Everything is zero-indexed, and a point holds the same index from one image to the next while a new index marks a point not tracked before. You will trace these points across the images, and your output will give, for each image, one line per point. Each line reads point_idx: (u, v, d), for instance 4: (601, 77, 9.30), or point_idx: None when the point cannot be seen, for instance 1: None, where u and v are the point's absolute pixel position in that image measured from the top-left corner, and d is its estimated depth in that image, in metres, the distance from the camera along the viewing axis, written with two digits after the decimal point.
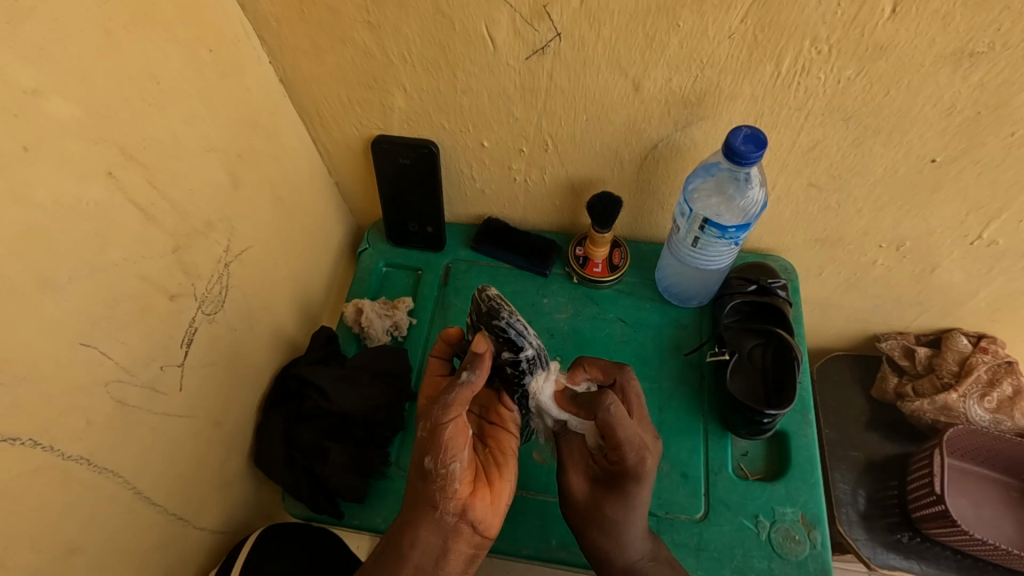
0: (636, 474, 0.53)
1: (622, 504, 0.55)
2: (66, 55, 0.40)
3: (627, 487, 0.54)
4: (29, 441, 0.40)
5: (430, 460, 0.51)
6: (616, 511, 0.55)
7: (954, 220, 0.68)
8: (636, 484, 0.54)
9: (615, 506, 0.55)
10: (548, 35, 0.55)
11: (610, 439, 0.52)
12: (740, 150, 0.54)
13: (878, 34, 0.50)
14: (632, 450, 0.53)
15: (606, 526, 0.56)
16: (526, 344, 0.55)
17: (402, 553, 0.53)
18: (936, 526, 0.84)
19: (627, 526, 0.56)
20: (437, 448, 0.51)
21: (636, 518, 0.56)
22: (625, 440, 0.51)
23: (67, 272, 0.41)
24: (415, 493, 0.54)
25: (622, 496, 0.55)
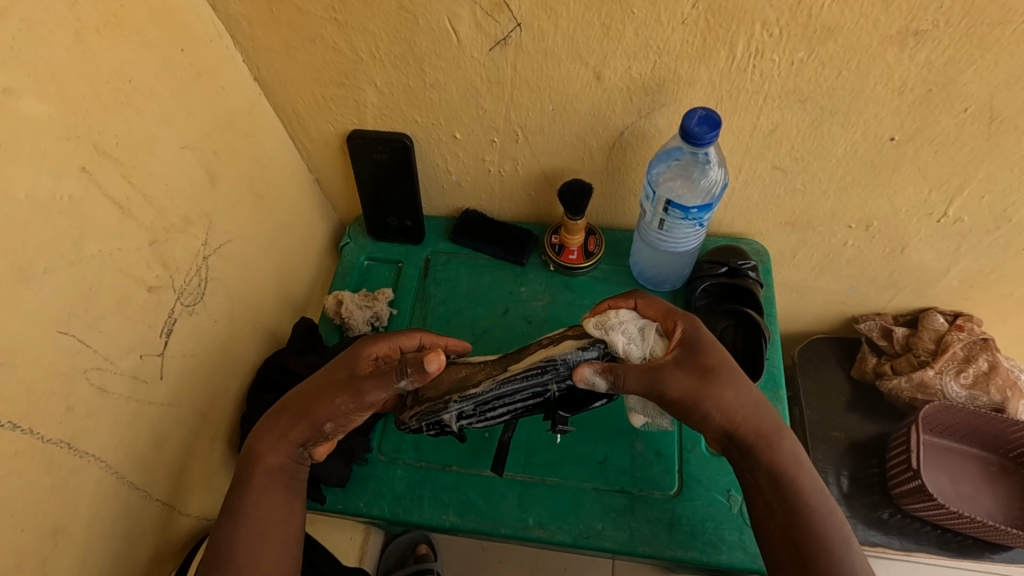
0: (706, 334, 0.57)
1: (721, 362, 0.55)
2: (35, 56, 0.42)
3: (705, 339, 0.56)
4: (9, 424, 0.42)
5: (328, 406, 0.56)
6: (717, 362, 0.55)
7: (917, 199, 0.69)
8: (712, 340, 0.56)
9: (707, 356, 0.55)
10: (508, 26, 0.57)
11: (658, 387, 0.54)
12: (695, 132, 0.56)
13: (825, 16, 0.52)
14: (687, 319, 0.57)
15: (719, 382, 0.54)
16: (412, 422, 0.60)
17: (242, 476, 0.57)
18: (914, 501, 0.86)
19: (739, 381, 0.56)
20: (338, 388, 0.56)
21: (733, 368, 0.56)
22: (670, 308, 0.58)
23: (43, 264, 0.43)
24: (285, 420, 0.57)
25: (712, 349, 0.56)
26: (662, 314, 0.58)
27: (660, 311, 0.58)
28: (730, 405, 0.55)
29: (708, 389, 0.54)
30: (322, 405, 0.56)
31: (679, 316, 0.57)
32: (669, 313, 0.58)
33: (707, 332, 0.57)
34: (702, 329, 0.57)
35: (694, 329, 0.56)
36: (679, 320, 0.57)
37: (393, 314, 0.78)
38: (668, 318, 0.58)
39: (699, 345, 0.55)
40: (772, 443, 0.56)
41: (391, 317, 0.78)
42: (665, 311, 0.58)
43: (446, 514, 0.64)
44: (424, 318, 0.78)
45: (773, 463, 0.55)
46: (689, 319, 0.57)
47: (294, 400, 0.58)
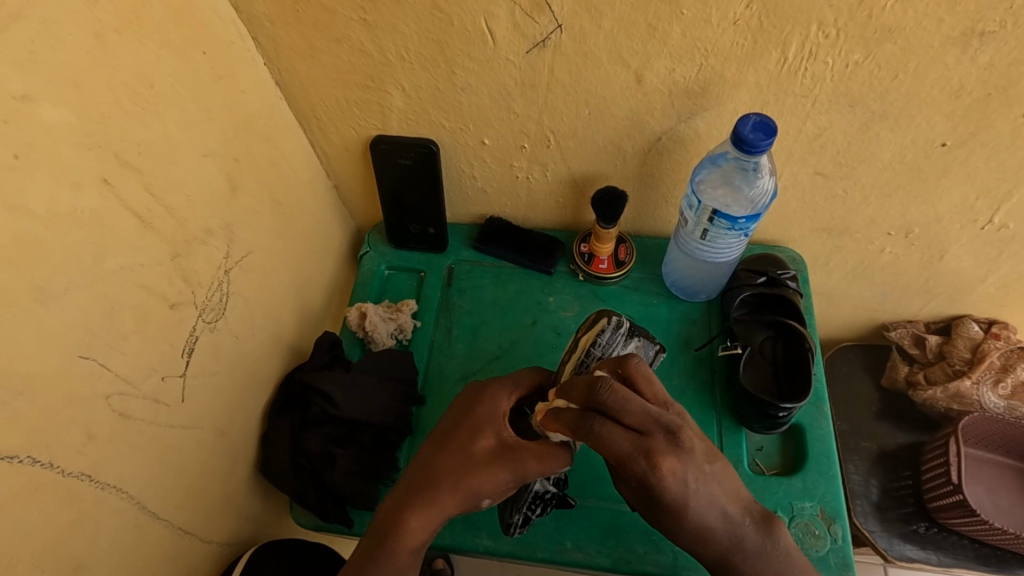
0: (676, 482, 0.45)
1: (673, 515, 0.46)
2: (56, 59, 0.39)
3: (669, 501, 0.45)
4: (28, 458, 0.39)
5: (490, 479, 0.49)
6: (683, 522, 0.47)
7: (963, 205, 0.67)
8: (671, 494, 0.45)
9: (670, 513, 0.46)
10: (548, 27, 0.54)
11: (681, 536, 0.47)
12: (750, 139, 0.53)
13: (885, 16, 0.49)
14: (643, 462, 0.44)
15: (678, 525, 0.47)
16: (516, 514, 0.59)
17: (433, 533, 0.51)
18: (953, 515, 0.84)
19: (706, 516, 0.47)
20: (479, 459, 0.50)
21: (707, 514, 0.47)
22: (626, 454, 0.44)
23: (64, 282, 0.40)
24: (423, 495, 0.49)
25: (671, 506, 0.46)
26: (570, 430, 0.47)
27: (568, 428, 0.47)
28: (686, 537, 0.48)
29: (653, 519, 0.48)
30: (485, 479, 0.49)
31: (637, 464, 0.44)
32: (634, 455, 0.44)
33: (678, 478, 0.45)
34: (673, 483, 0.45)
35: (659, 481, 0.44)
36: (652, 460, 0.44)
37: (416, 326, 0.75)
38: (570, 433, 0.47)
39: (658, 506, 0.46)
40: (729, 565, 0.48)
41: (414, 329, 0.75)
42: (594, 443, 0.45)
43: (480, 537, 0.61)
44: (449, 330, 0.75)
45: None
46: (657, 469, 0.44)
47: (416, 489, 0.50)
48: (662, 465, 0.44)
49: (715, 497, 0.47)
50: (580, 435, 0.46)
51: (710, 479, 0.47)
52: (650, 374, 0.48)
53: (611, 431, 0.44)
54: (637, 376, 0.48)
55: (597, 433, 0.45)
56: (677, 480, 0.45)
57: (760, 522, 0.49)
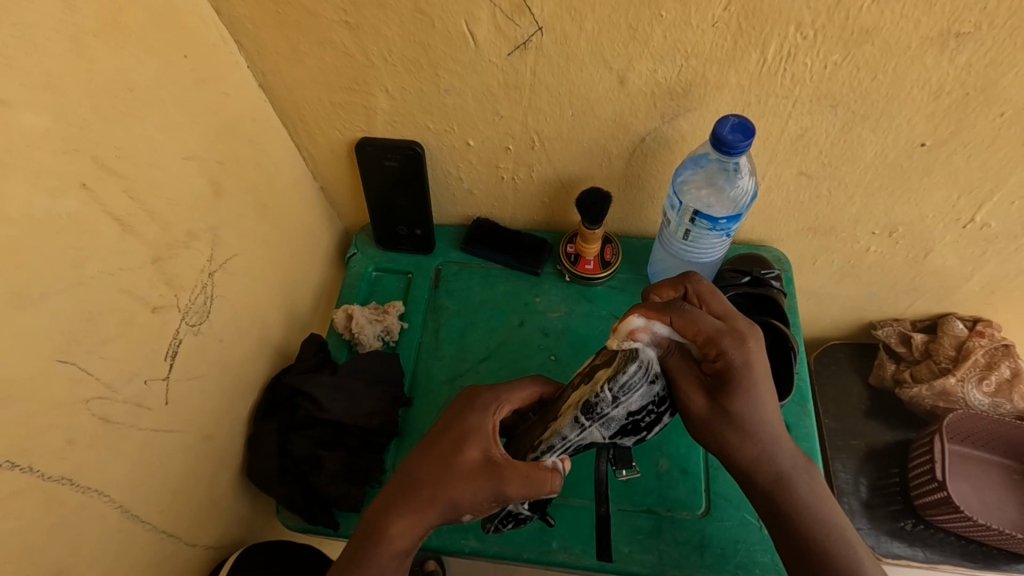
0: (746, 363, 0.47)
1: (750, 396, 0.48)
2: (31, 64, 0.39)
3: (746, 378, 0.47)
4: (6, 463, 0.39)
5: (471, 495, 0.47)
6: (745, 409, 0.48)
7: (946, 204, 0.67)
8: (758, 373, 0.48)
9: (743, 405, 0.48)
10: (529, 29, 0.54)
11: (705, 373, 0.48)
12: (728, 140, 0.53)
13: (863, 18, 0.49)
14: (733, 342, 0.47)
15: (748, 431, 0.49)
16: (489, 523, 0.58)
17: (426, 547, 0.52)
18: (939, 512, 0.84)
19: (761, 424, 0.49)
20: (461, 471, 0.48)
21: (768, 429, 0.49)
22: (715, 329, 0.47)
23: (43, 288, 0.40)
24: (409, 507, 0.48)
25: (744, 392, 0.48)
26: (658, 309, 0.48)
27: (655, 309, 0.48)
28: (743, 450, 0.50)
29: (727, 428, 0.49)
30: (466, 495, 0.48)
31: (726, 342, 0.47)
32: (713, 336, 0.47)
33: (763, 358, 0.48)
34: (759, 368, 0.48)
35: (740, 368, 0.47)
36: (738, 339, 0.47)
37: (404, 328, 0.75)
38: (658, 314, 0.47)
39: (734, 383, 0.47)
40: (792, 484, 0.50)
41: (401, 331, 0.75)
42: (682, 322, 0.47)
43: (467, 538, 0.62)
44: (437, 332, 0.75)
45: (789, 506, 0.50)
46: (744, 345, 0.47)
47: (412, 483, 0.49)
48: (750, 341, 0.48)
49: (772, 406, 0.49)
50: (671, 313, 0.47)
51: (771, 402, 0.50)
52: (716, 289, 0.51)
53: (699, 312, 0.47)
54: (705, 288, 0.51)
55: (687, 312, 0.47)
56: (762, 361, 0.48)
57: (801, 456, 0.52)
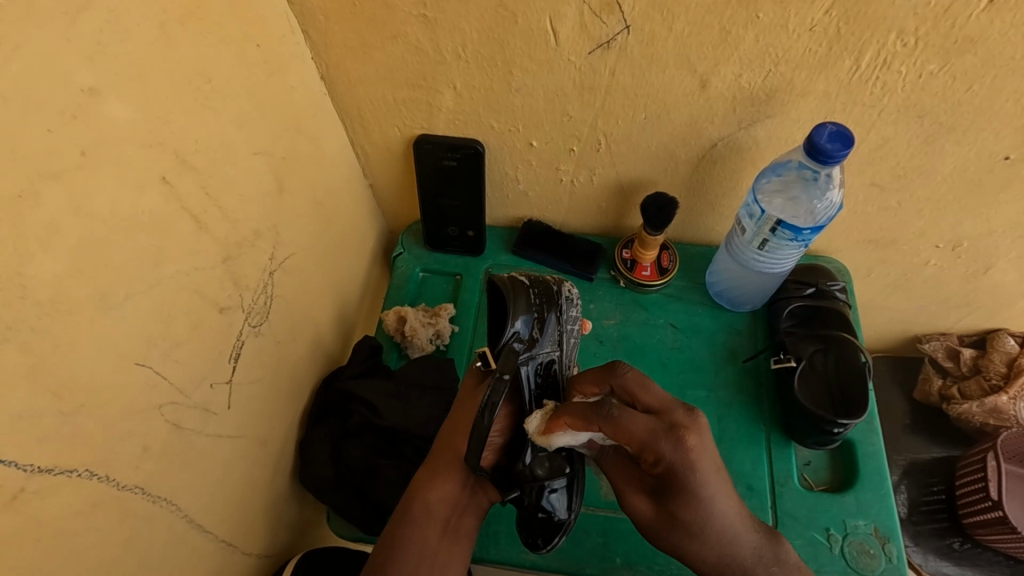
0: (686, 463, 0.47)
1: (695, 507, 0.47)
2: (122, 51, 0.36)
3: (688, 482, 0.46)
4: (86, 472, 0.36)
5: (442, 488, 0.57)
6: (698, 512, 0.47)
7: (1017, 220, 0.65)
8: (698, 473, 0.46)
9: (691, 511, 0.47)
10: (616, 28, 0.52)
11: (632, 442, 0.48)
12: (825, 148, 0.52)
13: (970, 27, 0.48)
14: (665, 442, 0.47)
15: (701, 535, 0.48)
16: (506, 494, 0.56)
17: (423, 514, 0.56)
18: (991, 532, 0.82)
19: (718, 523, 0.48)
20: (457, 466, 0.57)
21: (729, 515, 0.48)
22: (649, 435, 0.47)
23: (125, 288, 0.38)
24: (422, 489, 0.57)
25: (690, 498, 0.47)
26: (582, 423, 0.50)
27: (582, 419, 0.50)
28: (700, 563, 0.49)
29: (677, 533, 0.48)
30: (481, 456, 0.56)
31: (663, 443, 0.47)
32: (649, 443, 0.47)
33: (704, 456, 0.47)
34: (699, 464, 0.47)
35: (681, 467, 0.46)
36: (677, 436, 0.47)
37: (455, 332, 0.74)
38: (586, 424, 0.49)
39: (675, 487, 0.47)
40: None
41: (452, 335, 0.74)
42: (612, 429, 0.48)
43: (526, 552, 0.62)
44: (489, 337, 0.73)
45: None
46: (683, 445, 0.47)
47: (443, 451, 0.58)
48: (688, 439, 0.47)
49: (726, 502, 0.48)
50: (597, 421, 0.49)
51: (726, 484, 0.48)
52: (643, 375, 0.52)
53: (631, 417, 0.48)
54: (631, 381, 0.52)
55: (616, 419, 0.48)
56: (700, 455, 0.47)
57: (766, 534, 0.51)
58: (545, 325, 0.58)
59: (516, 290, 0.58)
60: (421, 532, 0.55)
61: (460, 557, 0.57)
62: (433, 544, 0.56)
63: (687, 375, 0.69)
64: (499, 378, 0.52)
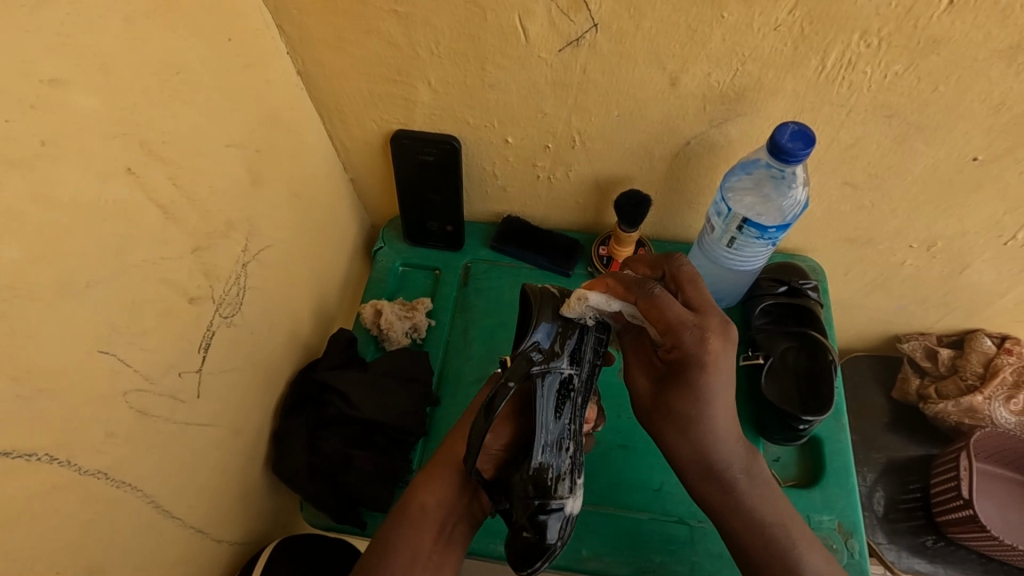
0: (702, 362, 0.50)
1: (692, 400, 0.52)
2: (85, 43, 0.37)
3: (692, 377, 0.51)
4: (48, 457, 0.37)
5: (442, 496, 0.59)
6: (691, 408, 0.52)
7: (989, 220, 0.66)
8: (709, 373, 0.50)
9: (684, 402, 0.52)
10: (585, 25, 0.53)
11: (660, 325, 0.51)
12: (787, 148, 0.52)
13: (933, 28, 0.48)
14: (691, 332, 0.50)
15: (688, 430, 0.53)
16: (499, 503, 0.56)
17: (421, 515, 0.58)
18: (962, 530, 0.83)
19: (716, 424, 0.52)
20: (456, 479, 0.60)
21: (721, 420, 0.52)
22: (677, 320, 0.50)
23: (88, 277, 0.39)
24: (418, 498, 0.59)
25: (690, 391, 0.51)
26: (624, 288, 0.53)
27: (623, 287, 0.53)
28: (693, 459, 0.55)
29: (669, 425, 0.54)
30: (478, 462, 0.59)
31: (687, 334, 0.50)
32: (675, 330, 0.50)
33: (721, 360, 0.50)
34: (714, 367, 0.51)
35: (693, 358, 0.50)
36: (701, 334, 0.50)
37: (432, 326, 0.74)
38: (625, 292, 0.53)
39: (682, 378, 0.52)
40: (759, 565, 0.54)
41: (430, 328, 0.74)
42: (647, 305, 0.52)
43: (495, 542, 0.63)
44: (466, 331, 0.74)
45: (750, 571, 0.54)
46: (705, 344, 0.50)
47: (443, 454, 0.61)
48: (710, 340, 0.50)
49: (724, 402, 0.52)
50: (636, 295, 0.52)
51: (731, 390, 0.52)
52: (697, 275, 0.54)
53: (669, 299, 0.51)
54: (686, 273, 0.54)
55: (654, 298, 0.51)
56: (719, 359, 0.50)
57: (746, 452, 0.56)
58: (569, 347, 0.54)
59: (542, 302, 0.55)
60: (419, 536, 0.57)
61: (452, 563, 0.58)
62: (427, 549, 0.57)
63: None
64: (503, 386, 0.52)
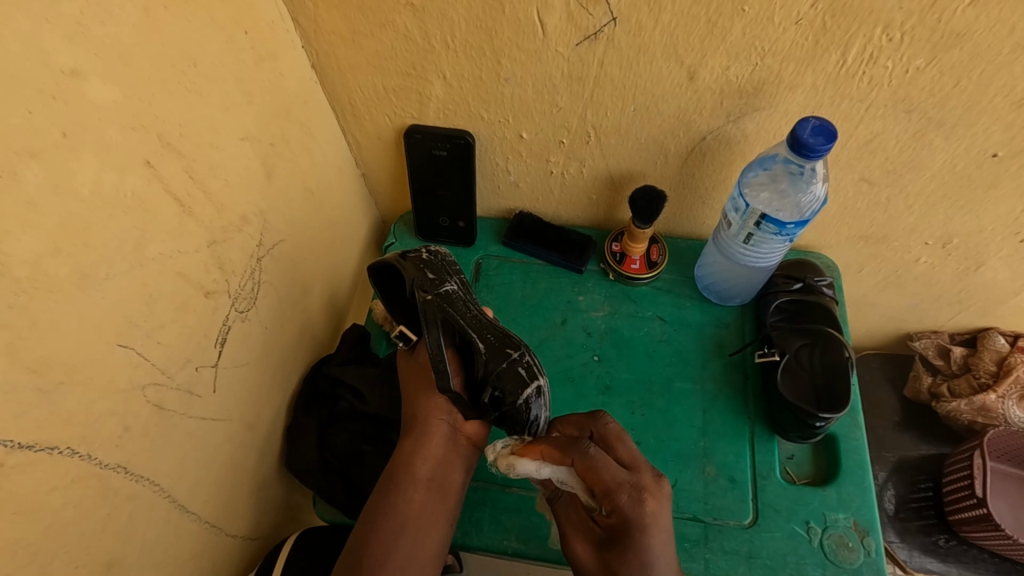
0: (639, 522, 0.47)
1: (636, 568, 0.47)
2: (105, 34, 0.37)
3: (632, 544, 0.47)
4: (66, 450, 0.37)
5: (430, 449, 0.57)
6: (633, 574, 0.47)
7: (1007, 217, 0.65)
8: (649, 536, 0.47)
9: (628, 567, 0.47)
10: (603, 18, 0.52)
11: (593, 488, 0.49)
12: (809, 143, 0.52)
13: (956, 21, 0.47)
14: (627, 493, 0.48)
15: None
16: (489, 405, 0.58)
17: (409, 473, 0.56)
18: (975, 530, 0.83)
19: None
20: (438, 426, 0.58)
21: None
22: (615, 482, 0.48)
23: (107, 269, 0.39)
24: (408, 457, 0.57)
25: (635, 559, 0.47)
26: (560, 452, 0.52)
27: (558, 452, 0.52)
28: None
29: None
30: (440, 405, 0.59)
31: (624, 496, 0.48)
32: (611, 491, 0.48)
33: (659, 521, 0.48)
34: (654, 530, 0.48)
35: (631, 524, 0.47)
36: (638, 496, 0.48)
37: None
38: (561, 457, 0.51)
39: (621, 544, 0.48)
40: None
41: None
42: (584, 466, 0.50)
43: (508, 539, 0.62)
44: None
45: None
46: (642, 505, 0.48)
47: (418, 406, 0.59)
48: (648, 502, 0.48)
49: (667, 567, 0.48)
50: (572, 456, 0.51)
51: (671, 559, 0.48)
52: (623, 433, 0.54)
53: (606, 460, 0.49)
54: (612, 433, 0.54)
55: (591, 457, 0.49)
56: (658, 520, 0.48)
57: None
58: (439, 271, 0.62)
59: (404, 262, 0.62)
60: (412, 496, 0.55)
61: (447, 519, 0.56)
62: (421, 505, 0.55)
63: (674, 368, 0.70)
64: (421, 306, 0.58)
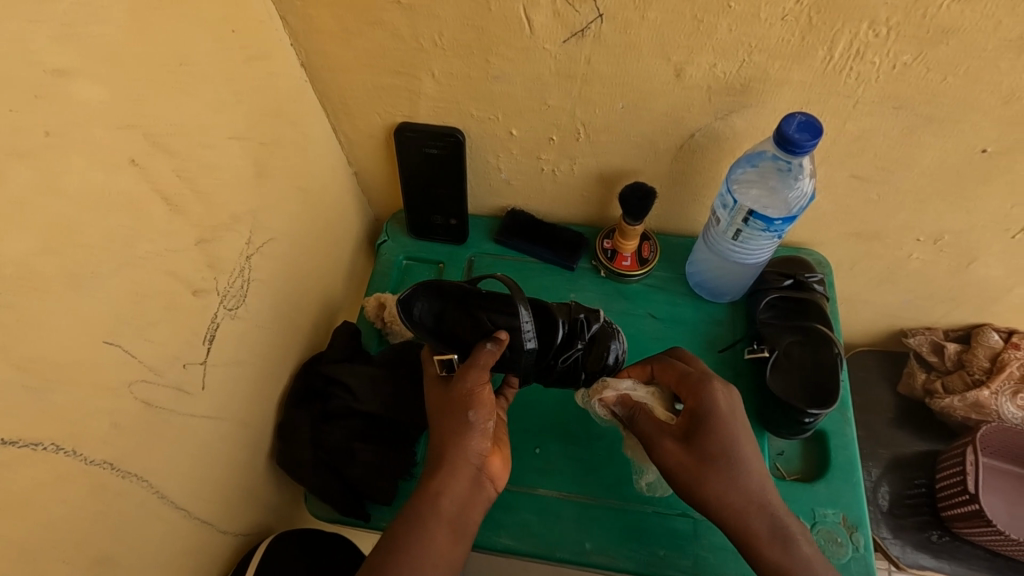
0: (720, 405, 0.54)
1: (719, 436, 0.53)
2: (90, 34, 0.37)
3: (717, 420, 0.53)
4: (53, 446, 0.37)
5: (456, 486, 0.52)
6: (723, 444, 0.53)
7: (998, 214, 0.65)
8: (729, 418, 0.54)
9: (717, 440, 0.53)
10: (590, 16, 0.53)
11: (679, 381, 0.57)
12: (794, 139, 0.52)
13: (942, 17, 0.47)
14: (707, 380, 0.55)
15: (726, 469, 0.52)
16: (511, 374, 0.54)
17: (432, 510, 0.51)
18: (969, 525, 0.83)
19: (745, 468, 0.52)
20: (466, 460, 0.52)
21: (751, 459, 0.53)
22: (695, 372, 0.56)
23: (94, 267, 0.39)
24: (434, 495, 0.51)
25: (716, 431, 0.53)
26: (641, 366, 0.60)
27: (639, 366, 0.60)
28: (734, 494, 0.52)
29: (710, 473, 0.52)
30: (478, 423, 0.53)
31: (701, 379, 0.56)
32: (694, 377, 0.56)
33: (736, 407, 0.55)
34: (729, 409, 0.54)
35: (708, 406, 0.54)
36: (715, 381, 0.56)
37: None
38: (641, 366, 0.60)
39: (705, 423, 0.53)
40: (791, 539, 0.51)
41: None
42: (663, 366, 0.59)
43: (498, 535, 0.63)
44: None
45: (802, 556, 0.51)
46: (715, 383, 0.55)
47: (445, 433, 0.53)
48: (718, 381, 0.55)
49: (750, 453, 0.54)
50: (652, 363, 0.60)
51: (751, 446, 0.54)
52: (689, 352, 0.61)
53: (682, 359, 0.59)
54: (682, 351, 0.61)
55: (667, 359, 0.59)
56: (733, 404, 0.55)
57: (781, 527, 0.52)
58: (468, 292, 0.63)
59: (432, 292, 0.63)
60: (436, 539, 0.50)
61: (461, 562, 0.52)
62: (443, 546, 0.50)
63: None
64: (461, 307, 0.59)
